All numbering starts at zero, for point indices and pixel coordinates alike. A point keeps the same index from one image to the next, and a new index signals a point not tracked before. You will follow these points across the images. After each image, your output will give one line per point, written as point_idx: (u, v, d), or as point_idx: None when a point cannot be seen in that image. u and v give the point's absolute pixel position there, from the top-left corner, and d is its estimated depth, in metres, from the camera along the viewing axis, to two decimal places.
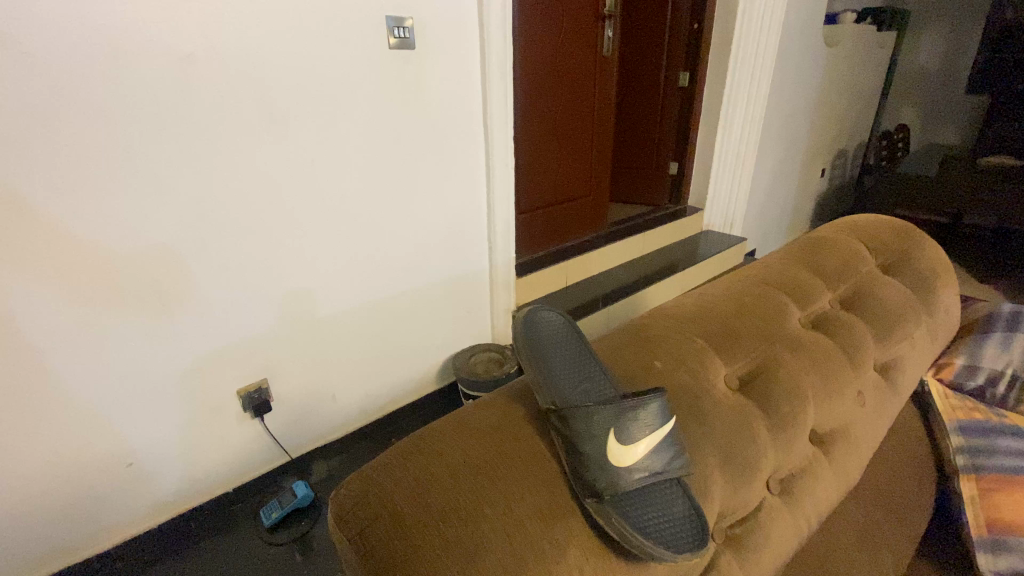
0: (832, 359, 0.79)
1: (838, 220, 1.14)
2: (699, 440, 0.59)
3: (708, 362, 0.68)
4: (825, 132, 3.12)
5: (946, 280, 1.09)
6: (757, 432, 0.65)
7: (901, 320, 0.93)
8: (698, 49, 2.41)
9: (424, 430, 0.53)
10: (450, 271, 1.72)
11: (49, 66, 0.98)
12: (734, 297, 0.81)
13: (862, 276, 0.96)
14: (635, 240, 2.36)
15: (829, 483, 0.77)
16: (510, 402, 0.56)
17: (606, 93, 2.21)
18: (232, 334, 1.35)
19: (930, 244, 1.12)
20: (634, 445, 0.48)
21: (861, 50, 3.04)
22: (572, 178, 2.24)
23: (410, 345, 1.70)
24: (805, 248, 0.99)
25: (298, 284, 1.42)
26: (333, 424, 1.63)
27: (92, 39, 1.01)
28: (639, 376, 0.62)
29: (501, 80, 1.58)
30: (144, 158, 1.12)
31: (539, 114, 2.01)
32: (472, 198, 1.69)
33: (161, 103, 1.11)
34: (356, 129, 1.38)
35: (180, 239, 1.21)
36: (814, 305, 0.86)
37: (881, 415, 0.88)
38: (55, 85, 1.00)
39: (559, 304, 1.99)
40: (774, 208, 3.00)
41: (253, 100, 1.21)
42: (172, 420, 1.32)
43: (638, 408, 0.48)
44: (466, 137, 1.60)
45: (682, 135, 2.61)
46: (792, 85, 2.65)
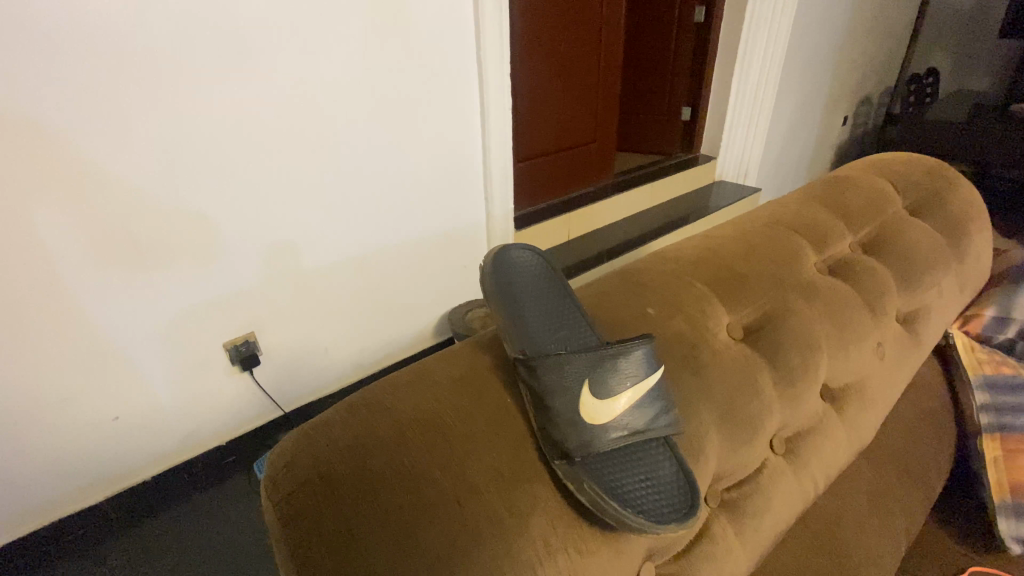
0: (850, 308, 0.71)
1: (863, 158, 1.03)
2: (694, 395, 0.52)
3: (708, 309, 0.60)
4: (851, 73, 2.91)
5: (979, 224, 0.99)
6: (762, 387, 0.58)
7: (929, 267, 0.84)
8: None
9: (377, 383, 0.47)
10: (445, 222, 1.63)
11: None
12: (744, 240, 0.72)
13: (887, 217, 0.87)
14: (643, 191, 2.24)
15: (841, 443, 0.71)
16: (476, 352, 0.49)
17: (616, 29, 2.03)
18: (215, 288, 1.28)
19: (964, 185, 1.02)
20: (613, 399, 0.41)
21: None
22: (576, 124, 2.10)
23: (405, 298, 1.64)
24: (826, 187, 0.89)
25: (281, 235, 1.33)
26: (329, 377, 1.59)
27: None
28: (628, 322, 0.55)
29: (498, 12, 1.43)
30: (106, 97, 1.02)
31: (540, 53, 1.85)
32: (468, 142, 1.57)
33: (118, 36, 1.00)
34: (339, 68, 1.26)
35: (154, 186, 1.13)
36: (832, 248, 0.77)
37: (901, 370, 0.81)
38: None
39: (561, 258, 1.90)
40: (792, 156, 2.83)
41: (221, 34, 1.09)
42: (159, 376, 1.28)
43: (619, 356, 0.41)
44: (460, 77, 1.46)
45: (696, 77, 2.43)
46: (818, 20, 2.43)
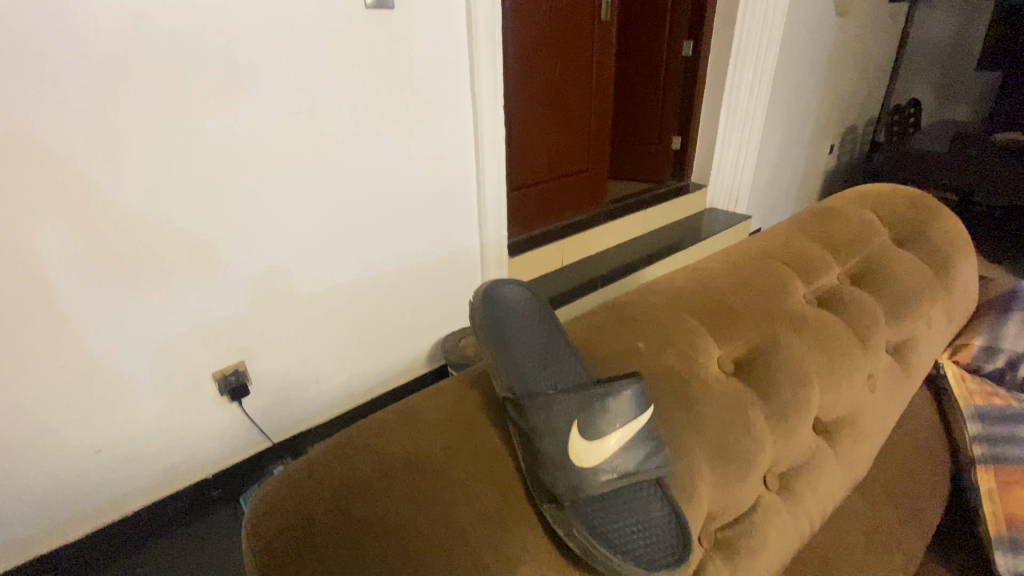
0: (840, 340, 0.71)
1: (849, 190, 1.05)
2: (687, 433, 0.51)
3: (699, 342, 0.60)
4: (835, 104, 2.99)
5: (964, 255, 1.00)
6: (754, 422, 0.58)
7: (917, 298, 0.85)
8: (701, 16, 2.29)
9: (364, 422, 0.46)
10: (440, 249, 1.64)
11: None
12: (733, 272, 0.72)
13: (874, 248, 0.88)
14: (636, 218, 2.27)
15: (836, 477, 0.70)
16: (466, 389, 0.49)
17: (606, 61, 2.09)
18: (206, 314, 1.28)
19: (948, 216, 1.04)
20: (602, 440, 0.40)
21: (872, 20, 2.90)
22: (568, 152, 2.13)
23: (397, 326, 1.63)
24: (813, 218, 0.91)
25: (274, 262, 1.33)
26: (320, 406, 1.57)
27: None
28: (620, 358, 0.54)
29: (491, 45, 1.47)
30: (100, 122, 1.03)
31: (533, 85, 1.90)
32: (462, 169, 1.59)
33: (119, 69, 1.02)
34: (336, 81, 1.27)
35: (147, 212, 1.13)
36: (821, 280, 0.78)
37: (893, 401, 0.81)
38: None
39: (555, 284, 1.91)
40: (781, 184, 2.89)
41: (217, 63, 1.11)
42: (146, 405, 1.26)
43: (608, 396, 0.41)
44: (453, 106, 1.49)
45: (685, 108, 2.49)
46: (802, 55, 2.52)
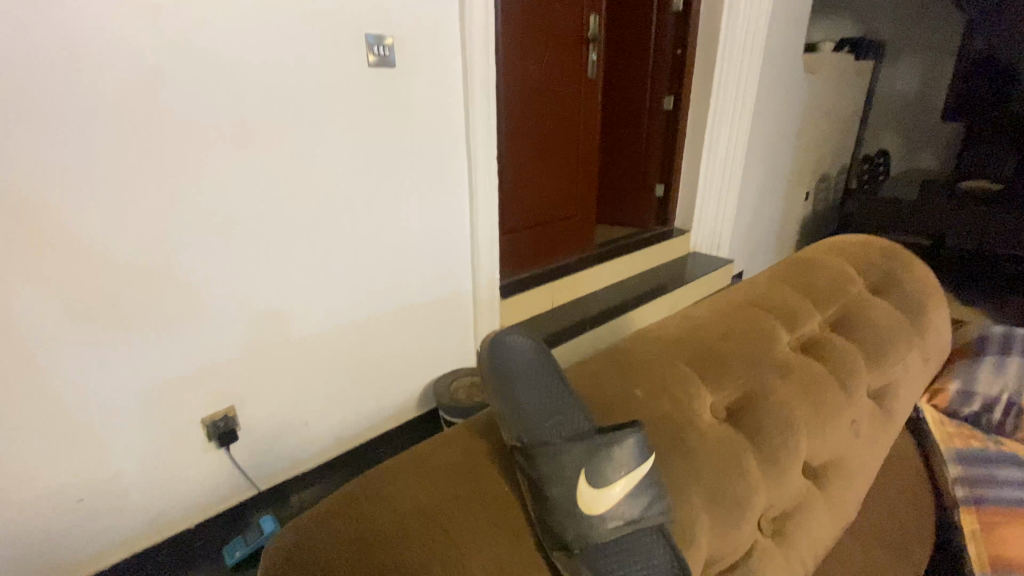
0: (824, 386, 0.75)
1: (825, 240, 1.11)
2: (684, 479, 0.54)
3: (692, 389, 0.63)
4: (808, 154, 3.16)
5: (936, 302, 1.06)
6: (746, 468, 0.60)
7: (893, 344, 0.90)
8: (680, 74, 2.45)
9: (376, 469, 0.48)
10: (433, 292, 1.67)
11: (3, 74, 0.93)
12: (721, 319, 0.77)
13: (850, 297, 0.93)
14: (622, 262, 2.33)
15: (826, 521, 0.72)
16: (474, 436, 0.51)
17: (592, 114, 2.20)
18: (199, 357, 1.28)
19: (918, 264, 1.10)
20: (608, 488, 0.42)
21: (838, 79, 3.11)
22: (558, 199, 2.21)
23: (388, 370, 1.63)
24: (792, 268, 0.96)
25: (269, 306, 1.35)
26: (308, 452, 1.54)
27: (54, 45, 0.96)
28: (619, 405, 0.57)
29: (485, 100, 1.55)
30: (109, 170, 1.06)
31: (525, 135, 1.98)
32: (456, 215, 1.65)
33: (131, 120, 1.06)
34: (337, 132, 1.33)
35: (147, 257, 1.15)
36: (802, 327, 0.83)
37: (876, 444, 0.84)
38: (10, 91, 0.94)
39: (545, 326, 1.94)
40: (760, 229, 3.00)
41: (225, 116, 1.16)
42: (132, 452, 1.23)
43: (612, 445, 0.43)
44: (448, 156, 1.56)
45: (667, 157, 2.61)
46: (774, 109, 2.68)
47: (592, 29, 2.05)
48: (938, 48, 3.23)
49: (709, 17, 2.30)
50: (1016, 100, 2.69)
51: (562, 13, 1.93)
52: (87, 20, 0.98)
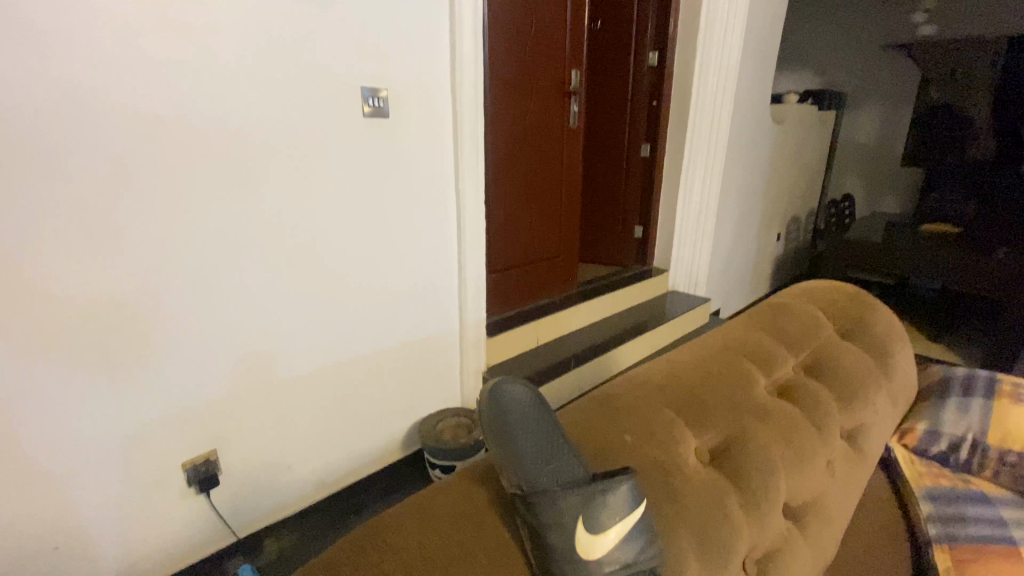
0: (799, 428, 0.79)
1: (796, 287, 1.18)
2: (672, 522, 0.56)
3: (677, 434, 0.66)
4: (778, 198, 3.32)
5: (900, 345, 1.13)
6: (730, 510, 0.63)
7: (862, 386, 0.95)
8: (657, 124, 2.58)
9: (380, 519, 0.49)
10: (420, 331, 1.69)
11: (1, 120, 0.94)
12: (702, 364, 0.81)
13: (821, 341, 0.99)
14: (604, 300, 2.39)
15: (806, 561, 0.75)
16: (474, 484, 0.53)
17: (575, 160, 2.30)
18: (183, 398, 1.26)
19: (883, 309, 1.17)
20: (604, 533, 0.45)
21: (803, 128, 3.31)
22: (543, 240, 2.27)
23: (374, 410, 1.63)
24: (767, 314, 1.02)
25: (256, 347, 1.35)
26: (290, 496, 1.51)
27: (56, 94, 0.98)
28: (610, 450, 0.60)
29: (474, 147, 1.62)
30: (105, 214, 1.07)
31: (511, 179, 2.06)
32: (444, 256, 1.69)
33: (130, 166, 1.08)
34: (331, 178, 1.36)
35: (137, 299, 1.14)
36: (778, 372, 0.88)
37: (851, 483, 0.88)
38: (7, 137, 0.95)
39: (531, 364, 1.96)
40: (735, 269, 3.11)
41: (223, 164, 1.19)
42: (108, 500, 1.19)
43: (608, 493, 0.46)
44: (439, 200, 1.61)
45: (646, 200, 2.72)
46: (746, 157, 2.84)
47: (574, 82, 2.17)
48: (892, 100, 3.54)
49: (683, 72, 2.46)
50: (970, 151, 2.89)
51: (546, 65, 2.04)
52: (94, 71, 1.01)
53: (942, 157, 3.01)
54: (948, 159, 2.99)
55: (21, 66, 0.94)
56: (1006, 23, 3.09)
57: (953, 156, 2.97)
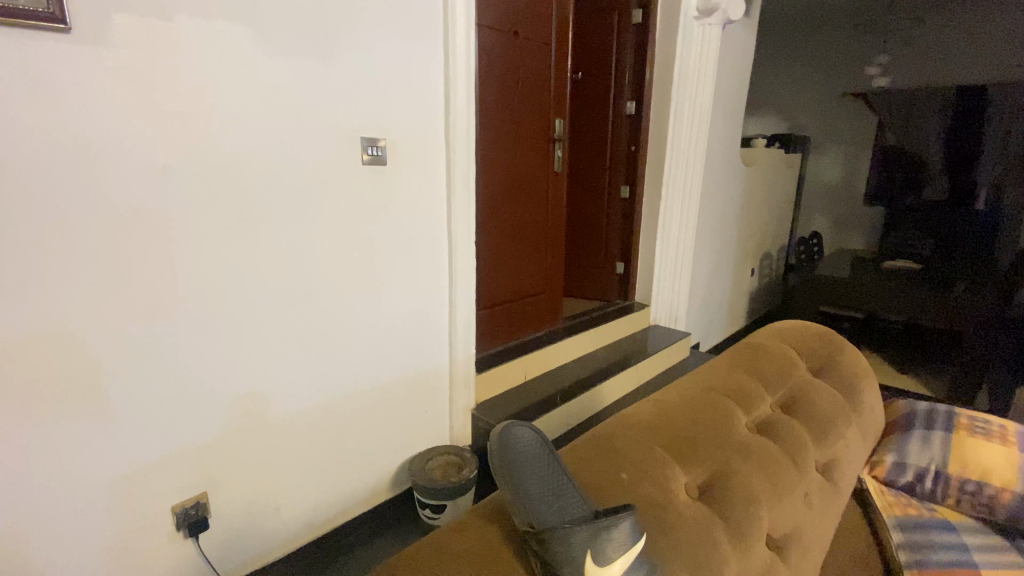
0: (778, 463, 0.85)
1: (771, 327, 1.27)
2: (667, 554, 0.61)
3: (667, 471, 0.72)
4: (751, 236, 3.48)
5: (867, 381, 1.21)
6: (719, 542, 0.68)
7: (834, 421, 1.02)
8: (635, 167, 2.72)
9: (402, 560, 0.53)
10: (411, 369, 1.72)
11: (10, 166, 0.94)
12: (689, 405, 0.87)
13: (795, 379, 1.07)
14: (589, 335, 2.45)
15: None
16: (486, 524, 0.58)
17: (559, 202, 2.40)
18: (177, 441, 1.25)
19: (850, 348, 1.26)
20: (610, 564, 0.49)
21: (772, 171, 3.51)
22: (530, 277, 2.34)
23: (364, 449, 1.64)
24: (745, 356, 1.09)
25: (251, 388, 1.36)
26: (277, 539, 1.49)
27: (65, 141, 0.99)
28: (609, 488, 0.65)
29: (466, 191, 1.69)
30: (108, 258, 1.07)
31: (499, 219, 2.13)
32: (436, 296, 1.74)
33: (136, 210, 1.09)
34: (330, 222, 1.41)
35: (136, 341, 1.14)
36: (757, 410, 0.94)
37: (827, 514, 0.93)
38: (12, 184, 0.95)
39: (519, 399, 2.00)
40: (713, 304, 3.23)
41: (225, 210, 1.22)
42: (94, 548, 1.16)
43: (612, 527, 0.51)
44: (432, 242, 1.68)
45: (626, 238, 2.83)
46: (719, 198, 2.99)
47: (558, 130, 2.29)
48: (853, 143, 3.79)
49: (660, 120, 2.61)
50: (926, 192, 3.11)
51: (532, 113, 2.16)
52: (105, 119, 1.03)
53: (899, 198, 3.21)
54: (906, 200, 3.20)
55: (35, 114, 0.96)
56: (950, 77, 3.37)
57: (911, 197, 3.17)
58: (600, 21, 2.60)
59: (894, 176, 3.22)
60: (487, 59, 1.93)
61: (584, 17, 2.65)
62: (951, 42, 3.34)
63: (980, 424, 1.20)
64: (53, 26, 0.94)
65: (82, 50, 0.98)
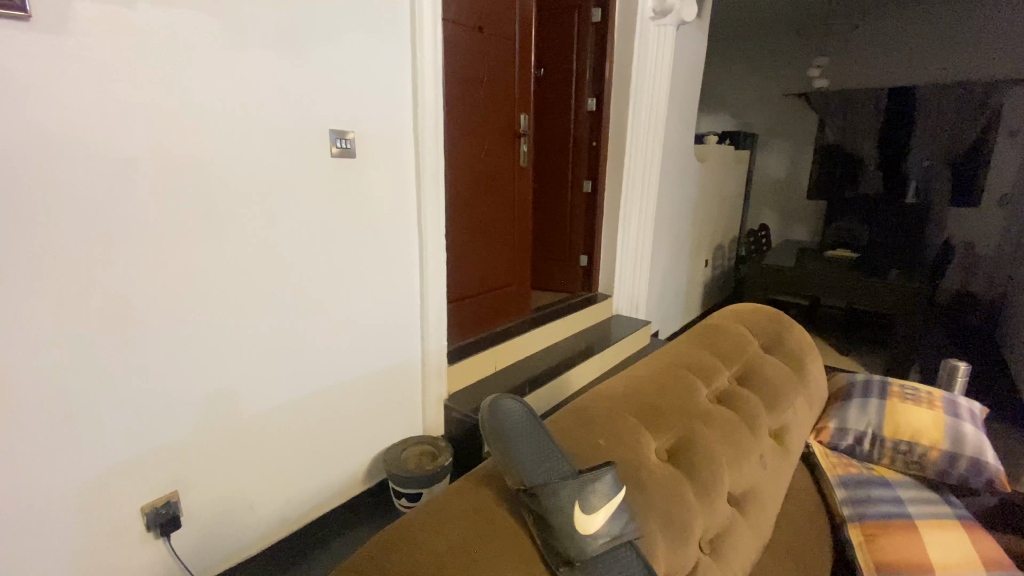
0: (736, 429, 0.93)
1: (726, 309, 1.36)
2: (643, 507, 0.68)
3: (640, 436, 0.78)
4: (705, 228, 3.65)
5: (812, 356, 1.32)
6: (686, 497, 0.75)
7: (784, 392, 1.12)
8: (596, 162, 2.80)
9: (404, 523, 0.57)
10: (383, 362, 1.74)
11: None
12: (655, 379, 0.94)
13: (748, 355, 1.16)
14: (556, 326, 2.53)
15: (748, 540, 0.88)
16: (480, 489, 0.63)
17: (524, 196, 2.45)
18: (147, 440, 1.22)
19: (797, 326, 1.37)
20: (594, 513, 0.57)
21: (723, 166, 3.69)
22: (497, 270, 2.38)
23: (338, 443, 1.64)
24: (703, 335, 1.18)
25: (222, 384, 1.34)
26: (250, 538, 1.48)
27: (23, 136, 0.96)
28: (589, 453, 0.70)
29: (435, 184, 1.71)
30: (73, 253, 1.05)
31: (467, 213, 2.16)
32: (407, 288, 1.76)
33: (101, 204, 1.07)
34: (300, 216, 1.41)
35: (102, 339, 1.11)
36: (716, 383, 1.03)
37: (779, 475, 1.03)
38: None
39: (491, 389, 2.04)
40: (671, 294, 3.37)
41: (194, 202, 1.20)
42: (63, 553, 1.12)
43: (595, 481, 0.58)
44: (403, 235, 1.70)
45: (589, 231, 2.91)
46: (675, 191, 3.13)
47: (522, 125, 2.34)
48: (796, 140, 4.03)
49: (620, 117, 2.71)
50: (863, 186, 3.34)
51: (496, 108, 2.20)
52: (68, 111, 1.00)
53: (842, 190, 3.44)
54: (846, 192, 3.43)
55: None
56: (880, 79, 3.65)
57: (850, 191, 3.40)
58: (561, 18, 2.66)
59: (834, 170, 3.44)
60: (450, 54, 1.95)
61: (545, 14, 2.70)
62: (882, 46, 3.61)
63: (911, 391, 1.33)
64: (12, 15, 0.92)
65: (41, 39, 0.96)
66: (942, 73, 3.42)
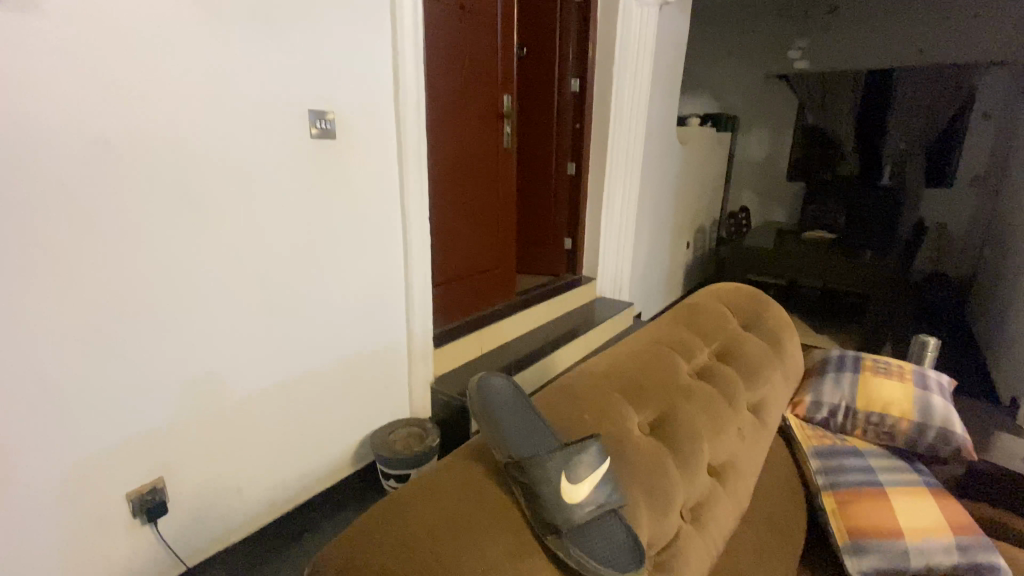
0: (716, 403, 0.96)
1: (707, 289, 1.38)
2: (626, 477, 0.70)
3: (623, 411, 0.80)
4: (687, 210, 3.69)
5: (789, 332, 1.36)
6: (668, 467, 0.77)
7: (761, 367, 1.15)
8: (579, 143, 2.79)
9: (394, 498, 0.59)
10: (368, 346, 1.73)
11: None
12: (637, 356, 0.96)
13: (728, 333, 1.19)
14: (540, 308, 2.55)
15: (727, 507, 0.91)
16: (468, 464, 0.65)
17: (508, 178, 2.44)
18: (129, 427, 1.21)
19: (775, 305, 1.40)
20: (580, 483, 0.58)
21: (705, 148, 3.71)
22: (481, 253, 2.38)
23: (324, 426, 1.65)
24: (685, 313, 1.20)
25: (205, 370, 1.33)
26: (239, 521, 1.48)
27: None
28: (574, 427, 0.72)
29: (418, 165, 1.70)
30: (46, 239, 1.02)
31: (450, 195, 2.15)
32: (391, 271, 1.75)
33: (73, 188, 1.04)
34: (281, 199, 1.39)
35: (79, 326, 1.10)
36: (696, 359, 1.05)
37: (757, 446, 1.07)
38: None
39: (476, 371, 2.06)
40: (653, 275, 3.42)
41: (170, 185, 1.18)
42: (48, 540, 1.12)
43: (579, 453, 0.60)
44: (386, 217, 1.68)
45: (572, 213, 2.92)
46: (658, 173, 3.14)
47: (506, 107, 2.32)
48: (776, 122, 4.07)
49: (603, 99, 2.70)
50: (840, 168, 3.40)
51: (479, 89, 2.17)
52: (34, 91, 0.97)
53: (820, 171, 3.48)
54: (824, 173, 3.47)
55: None
56: (859, 61, 3.69)
57: (827, 172, 3.46)
58: None
59: (813, 152, 3.49)
60: (431, 32, 1.92)
61: None
62: (861, 27, 3.64)
63: (882, 365, 1.39)
64: None
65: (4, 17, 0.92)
66: (918, 55, 3.48)
